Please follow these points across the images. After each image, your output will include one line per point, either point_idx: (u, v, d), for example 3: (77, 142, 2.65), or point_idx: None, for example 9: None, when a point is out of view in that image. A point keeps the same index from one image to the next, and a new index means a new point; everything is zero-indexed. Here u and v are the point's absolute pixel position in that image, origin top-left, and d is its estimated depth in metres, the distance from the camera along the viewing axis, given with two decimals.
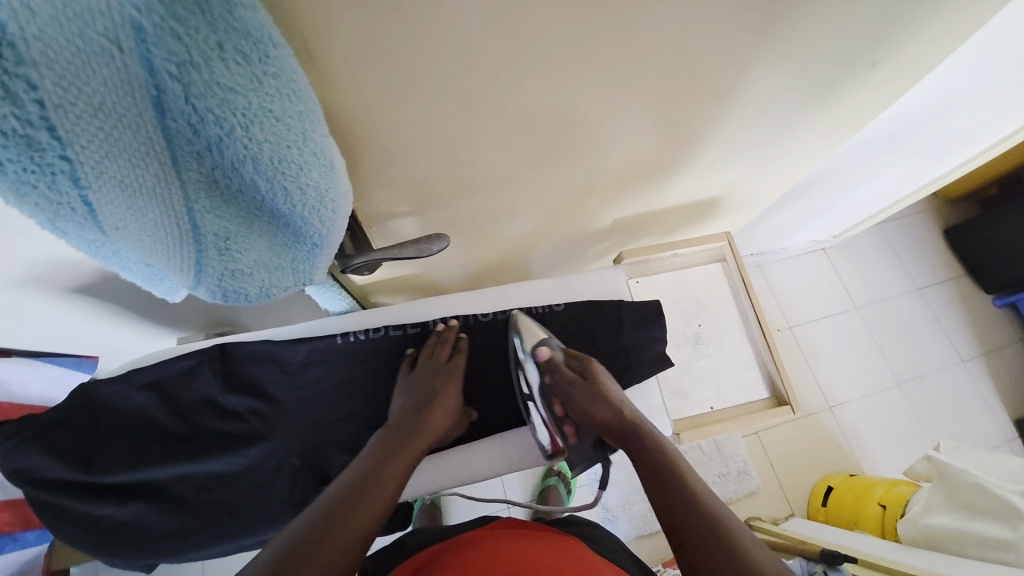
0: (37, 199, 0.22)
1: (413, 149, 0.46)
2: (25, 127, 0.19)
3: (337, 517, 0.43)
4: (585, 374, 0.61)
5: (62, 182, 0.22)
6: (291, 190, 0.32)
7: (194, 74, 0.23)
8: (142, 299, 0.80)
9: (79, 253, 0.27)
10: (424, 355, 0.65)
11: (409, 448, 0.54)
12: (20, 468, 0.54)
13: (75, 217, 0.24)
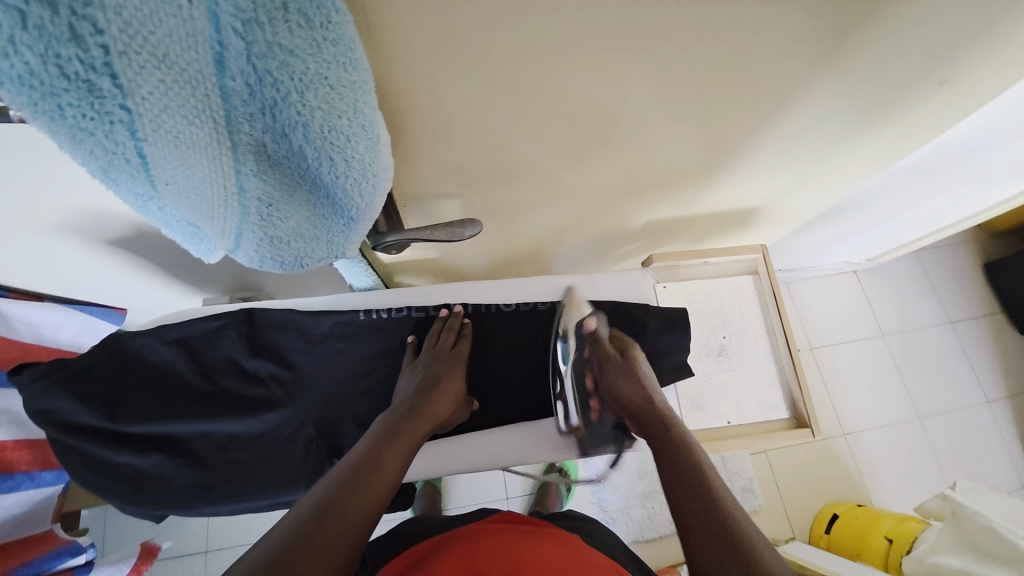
0: (93, 146, 0.22)
1: (455, 131, 0.45)
2: (87, 71, 0.19)
3: (338, 502, 0.43)
4: (625, 351, 0.63)
5: (119, 132, 0.22)
6: (338, 160, 0.33)
7: (258, 32, 0.24)
8: (174, 257, 0.81)
9: (126, 206, 0.27)
10: (429, 341, 0.65)
11: (409, 430, 0.54)
12: (51, 409, 0.56)
13: (128, 167, 0.24)
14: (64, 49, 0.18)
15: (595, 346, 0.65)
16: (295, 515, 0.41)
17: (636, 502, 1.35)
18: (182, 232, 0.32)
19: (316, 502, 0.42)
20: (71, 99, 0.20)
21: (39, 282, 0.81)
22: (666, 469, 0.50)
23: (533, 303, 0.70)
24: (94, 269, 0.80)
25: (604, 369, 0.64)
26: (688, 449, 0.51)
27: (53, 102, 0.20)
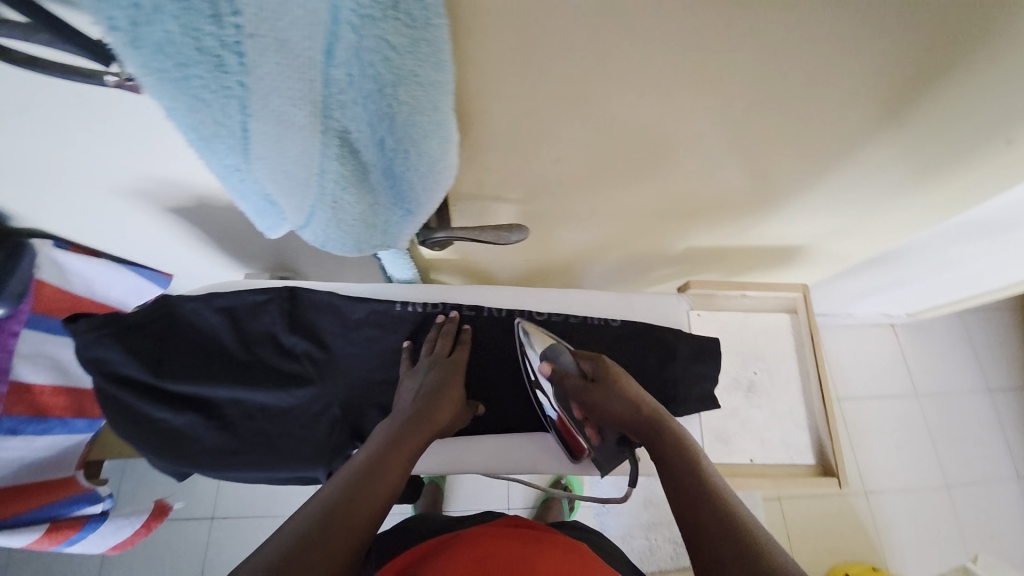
0: (206, 116, 0.24)
1: (516, 137, 0.47)
2: (220, 46, 0.22)
3: (341, 505, 0.44)
4: (599, 369, 0.60)
5: (231, 106, 0.24)
6: (410, 152, 0.34)
7: (370, 29, 0.25)
8: (225, 230, 0.86)
9: (213, 176, 0.29)
10: (425, 349, 0.65)
11: (412, 440, 0.54)
12: (101, 359, 0.60)
13: (230, 139, 0.26)
14: (205, 25, 0.21)
15: (566, 376, 0.61)
16: (296, 519, 0.42)
17: (639, 531, 1.32)
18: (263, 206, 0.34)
19: (318, 505, 0.44)
20: (198, 72, 0.23)
21: (101, 238, 0.87)
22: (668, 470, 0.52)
23: (568, 315, 0.68)
24: (152, 231, 0.85)
25: (590, 394, 0.60)
26: (693, 459, 0.52)
27: (182, 72, 0.22)
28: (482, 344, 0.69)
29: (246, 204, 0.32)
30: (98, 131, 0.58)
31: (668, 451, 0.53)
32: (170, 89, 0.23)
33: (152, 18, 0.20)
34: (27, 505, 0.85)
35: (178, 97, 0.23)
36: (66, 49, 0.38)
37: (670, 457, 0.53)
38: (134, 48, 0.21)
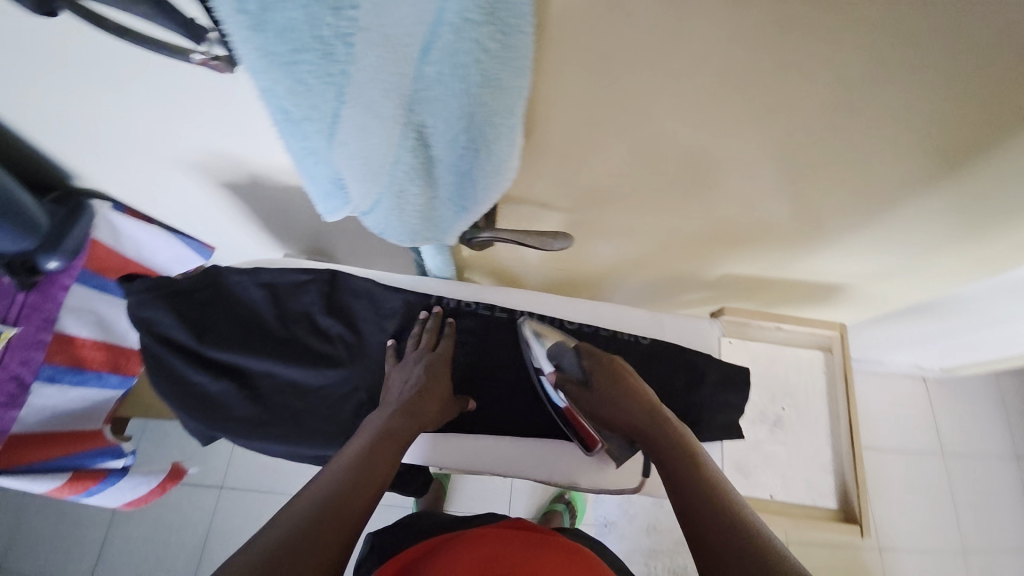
0: (305, 99, 0.26)
1: (574, 148, 0.48)
2: (331, 37, 0.24)
3: (332, 501, 0.45)
4: (600, 368, 0.60)
5: (329, 92, 0.26)
6: (475, 152, 0.36)
7: (468, 32, 0.26)
8: (272, 210, 0.89)
9: (290, 156, 0.31)
10: (410, 344, 0.65)
11: (399, 432, 0.55)
12: (150, 318, 0.63)
13: (320, 121, 0.28)
14: (324, 16, 0.23)
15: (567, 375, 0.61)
16: (287, 515, 0.42)
17: (639, 555, 1.30)
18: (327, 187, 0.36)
19: (311, 499, 0.44)
20: (308, 58, 0.24)
21: (155, 207, 0.91)
22: (674, 477, 0.50)
23: (598, 327, 0.69)
24: (205, 204, 0.89)
25: (591, 394, 0.59)
26: (697, 466, 0.51)
27: (293, 58, 0.24)
28: (507, 345, 0.70)
29: (313, 187, 0.33)
30: (172, 104, 0.61)
31: (674, 459, 0.52)
32: (278, 69, 0.25)
33: (280, 4, 0.22)
34: (51, 453, 0.85)
35: (284, 79, 0.25)
36: (161, 22, 0.41)
37: (672, 463, 0.52)
38: (257, 28, 0.23)
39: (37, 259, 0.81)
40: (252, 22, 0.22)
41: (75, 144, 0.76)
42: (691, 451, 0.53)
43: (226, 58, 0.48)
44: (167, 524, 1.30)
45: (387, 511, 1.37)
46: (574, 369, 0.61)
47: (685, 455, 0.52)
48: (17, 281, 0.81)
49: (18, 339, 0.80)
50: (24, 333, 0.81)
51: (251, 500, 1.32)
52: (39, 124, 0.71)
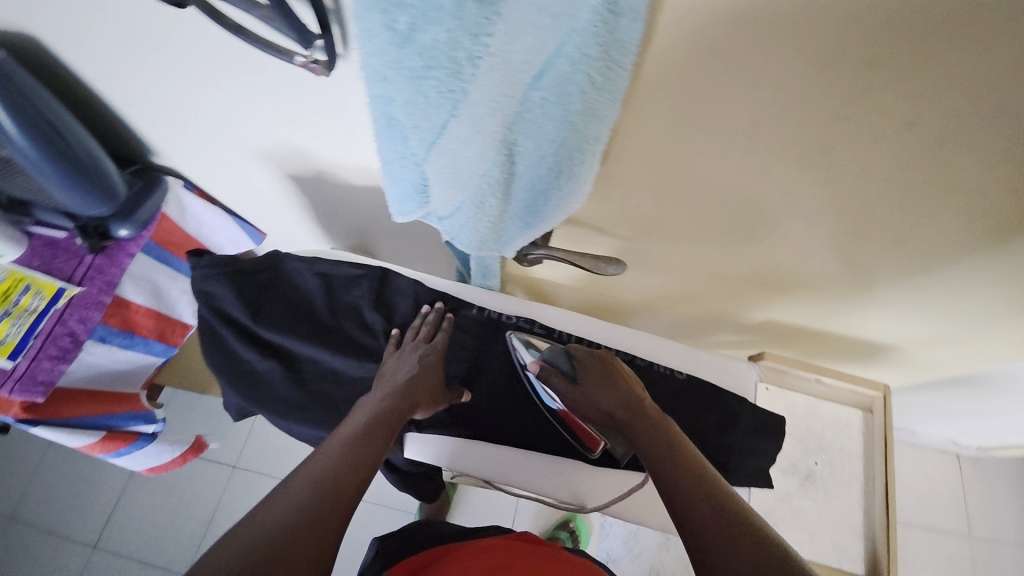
0: (420, 104, 0.29)
1: (640, 175, 0.50)
2: (460, 59, 0.26)
3: (327, 484, 0.46)
4: (588, 369, 0.61)
5: (445, 103, 0.29)
6: (556, 174, 0.38)
7: (581, 67, 0.27)
8: (328, 204, 0.94)
9: (387, 144, 0.35)
10: (408, 335, 0.66)
11: (390, 417, 0.56)
12: (210, 293, 0.66)
13: (428, 126, 0.31)
14: (463, 40, 0.25)
15: (554, 375, 0.63)
16: (279, 498, 0.44)
17: None
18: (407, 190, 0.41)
19: (305, 483, 0.46)
20: (437, 74, 0.27)
21: (220, 189, 0.97)
22: (664, 472, 0.49)
23: (636, 355, 0.69)
24: (267, 192, 0.94)
25: (580, 393, 0.60)
26: (687, 461, 0.49)
27: (425, 72, 0.27)
28: None
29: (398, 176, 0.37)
30: (260, 99, 0.66)
31: (661, 454, 0.51)
32: (407, 77, 0.27)
33: (428, 27, 0.25)
34: (91, 410, 0.87)
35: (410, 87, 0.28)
36: (278, 26, 0.46)
37: (661, 458, 0.50)
38: (402, 43, 0.25)
39: (110, 225, 0.85)
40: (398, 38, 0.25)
41: (162, 125, 0.82)
42: (678, 446, 0.51)
43: (323, 61, 0.52)
44: (180, 495, 1.36)
45: (389, 513, 1.37)
46: (561, 368, 0.63)
47: (672, 449, 0.51)
48: (89, 244, 0.85)
49: (79, 298, 0.85)
50: (87, 293, 0.85)
51: (259, 484, 1.35)
52: (135, 104, 0.78)
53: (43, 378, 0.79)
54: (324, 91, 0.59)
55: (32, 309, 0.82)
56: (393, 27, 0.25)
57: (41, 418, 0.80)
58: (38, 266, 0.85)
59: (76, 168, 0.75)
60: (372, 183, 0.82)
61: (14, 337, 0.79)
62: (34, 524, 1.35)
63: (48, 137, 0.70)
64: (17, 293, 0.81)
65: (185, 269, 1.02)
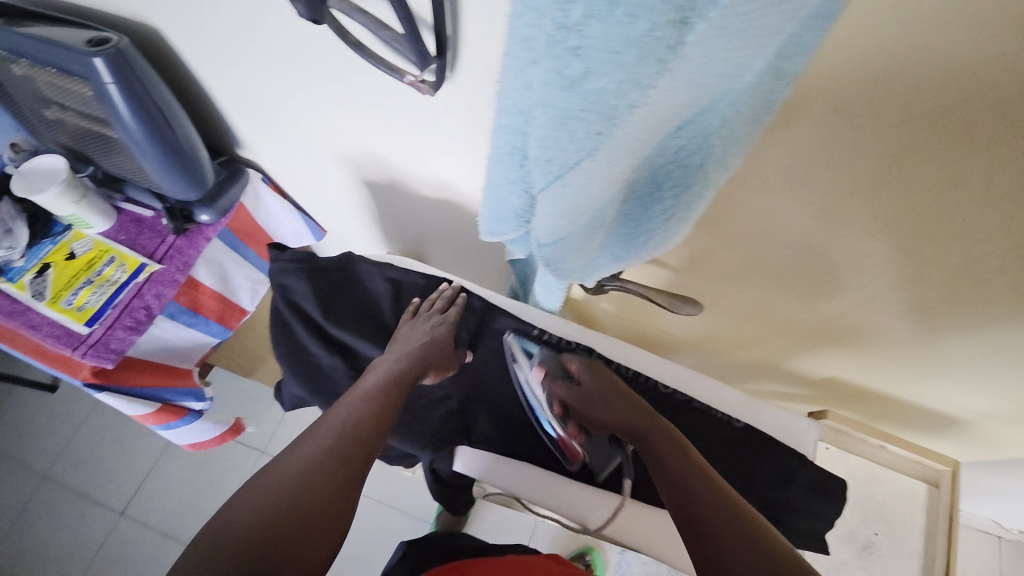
0: (561, 141, 0.30)
1: (728, 217, 0.51)
2: (617, 106, 0.27)
3: (332, 447, 0.53)
4: (587, 374, 0.65)
5: (587, 143, 0.30)
6: (664, 216, 0.38)
7: (728, 114, 0.28)
8: (393, 210, 0.97)
9: (506, 158, 0.37)
10: (425, 305, 0.70)
11: (395, 385, 0.61)
12: (285, 285, 0.69)
13: (562, 162, 0.32)
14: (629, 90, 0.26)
15: (554, 379, 0.65)
16: (281, 466, 0.51)
17: None
18: (506, 212, 0.44)
19: (312, 447, 0.53)
20: (590, 117, 0.28)
21: (294, 185, 1.02)
22: (670, 474, 0.53)
23: (695, 399, 0.67)
24: (338, 193, 0.99)
25: (577, 393, 0.64)
26: (690, 463, 0.54)
27: (579, 115, 0.28)
28: None
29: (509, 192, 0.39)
30: (355, 109, 0.69)
31: (665, 458, 0.55)
32: (555, 115, 0.29)
33: (597, 77, 0.25)
34: (151, 382, 0.91)
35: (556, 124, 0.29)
36: (399, 45, 0.48)
37: (668, 459, 0.55)
38: (564, 87, 0.26)
39: (193, 210, 0.91)
40: (560, 81, 0.26)
41: (252, 123, 0.86)
42: (679, 448, 0.56)
43: (430, 82, 0.55)
44: (207, 474, 1.41)
45: (406, 519, 1.37)
46: (559, 371, 0.66)
47: (677, 452, 0.55)
48: (173, 225, 0.90)
49: (158, 275, 0.89)
50: (166, 270, 0.89)
51: None
52: (235, 105, 0.83)
53: (115, 347, 0.83)
54: (421, 108, 0.62)
55: (114, 281, 0.87)
56: (562, 72, 0.26)
57: (107, 385, 0.84)
58: (124, 240, 0.90)
59: (174, 154, 0.79)
60: (442, 196, 0.84)
61: (93, 305, 0.84)
62: (69, 483, 1.41)
63: (156, 123, 0.74)
64: (103, 265, 0.87)
65: (249, 257, 1.06)
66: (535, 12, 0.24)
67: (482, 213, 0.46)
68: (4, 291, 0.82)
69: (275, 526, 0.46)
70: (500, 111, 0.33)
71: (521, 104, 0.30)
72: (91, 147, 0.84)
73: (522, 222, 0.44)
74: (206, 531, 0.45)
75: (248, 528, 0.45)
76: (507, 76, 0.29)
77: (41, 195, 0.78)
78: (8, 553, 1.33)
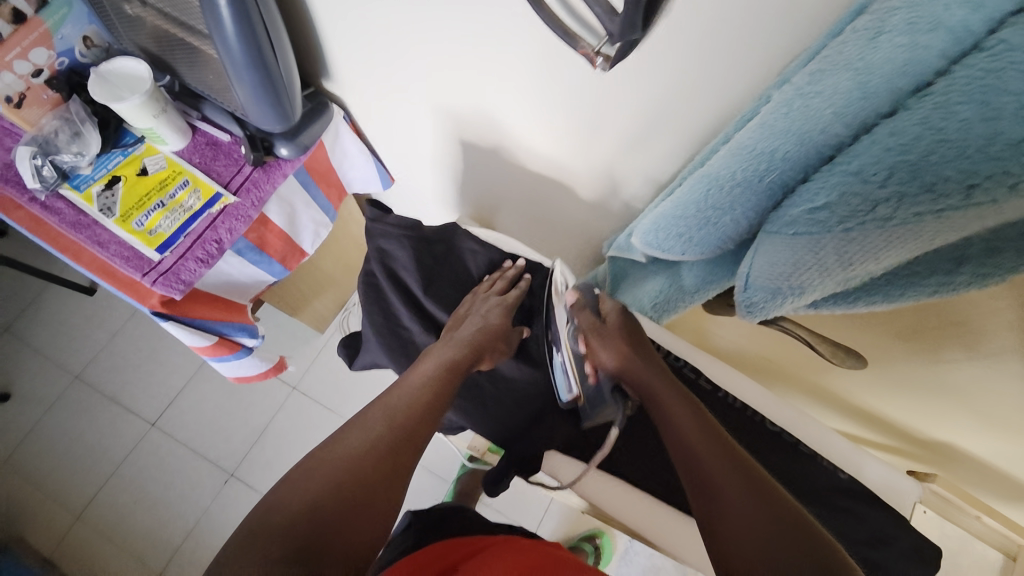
0: (889, 191, 0.26)
1: (941, 306, 0.47)
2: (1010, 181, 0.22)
3: (381, 436, 0.50)
4: (617, 314, 0.59)
5: (921, 205, 0.25)
6: (937, 287, 0.31)
7: None
8: (478, 178, 0.91)
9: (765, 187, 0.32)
10: (485, 285, 0.69)
11: (451, 370, 0.59)
12: (386, 251, 0.70)
13: (866, 213, 0.27)
14: None
15: (583, 309, 0.61)
16: (335, 448, 0.48)
17: None
18: (707, 239, 0.39)
19: (365, 433, 0.50)
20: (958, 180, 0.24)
21: (376, 130, 0.94)
22: (682, 436, 0.49)
23: (799, 441, 0.65)
24: (423, 147, 0.91)
25: (601, 332, 0.59)
26: (707, 427, 0.49)
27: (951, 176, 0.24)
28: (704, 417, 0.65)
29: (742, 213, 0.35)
30: (489, 66, 0.61)
31: (678, 420, 0.50)
32: (911, 165, 0.25)
33: None
34: (211, 314, 0.86)
35: (909, 174, 0.25)
36: (598, 16, 0.41)
37: (680, 419, 0.50)
38: (972, 142, 0.23)
39: (275, 141, 0.83)
40: (964, 131, 0.23)
41: (349, 58, 0.78)
42: (697, 413, 0.51)
43: (607, 56, 0.47)
44: (237, 401, 1.41)
45: (425, 475, 1.39)
46: (591, 305, 0.61)
47: (698, 418, 0.50)
48: (253, 155, 0.82)
49: (233, 208, 0.83)
50: (241, 205, 0.84)
51: (313, 412, 1.40)
52: (338, 37, 0.74)
53: (185, 279, 0.79)
54: (577, 80, 0.55)
55: (188, 207, 0.81)
56: (984, 127, 0.22)
57: (174, 314, 0.80)
58: (198, 163, 0.84)
59: (270, 82, 0.69)
60: (546, 175, 0.78)
61: (165, 230, 0.79)
62: (101, 387, 1.41)
63: (257, 47, 0.64)
64: (176, 188, 0.82)
65: (318, 198, 1.00)
66: (958, 61, 0.23)
67: (665, 223, 0.42)
68: (71, 200, 0.77)
69: (320, 511, 0.43)
70: (787, 148, 0.30)
71: (837, 144, 0.29)
72: (178, 57, 0.75)
73: (715, 248, 0.40)
74: (258, 513, 0.44)
75: (298, 509, 0.43)
76: (844, 110, 0.27)
77: (122, 104, 0.71)
78: (41, 444, 1.36)
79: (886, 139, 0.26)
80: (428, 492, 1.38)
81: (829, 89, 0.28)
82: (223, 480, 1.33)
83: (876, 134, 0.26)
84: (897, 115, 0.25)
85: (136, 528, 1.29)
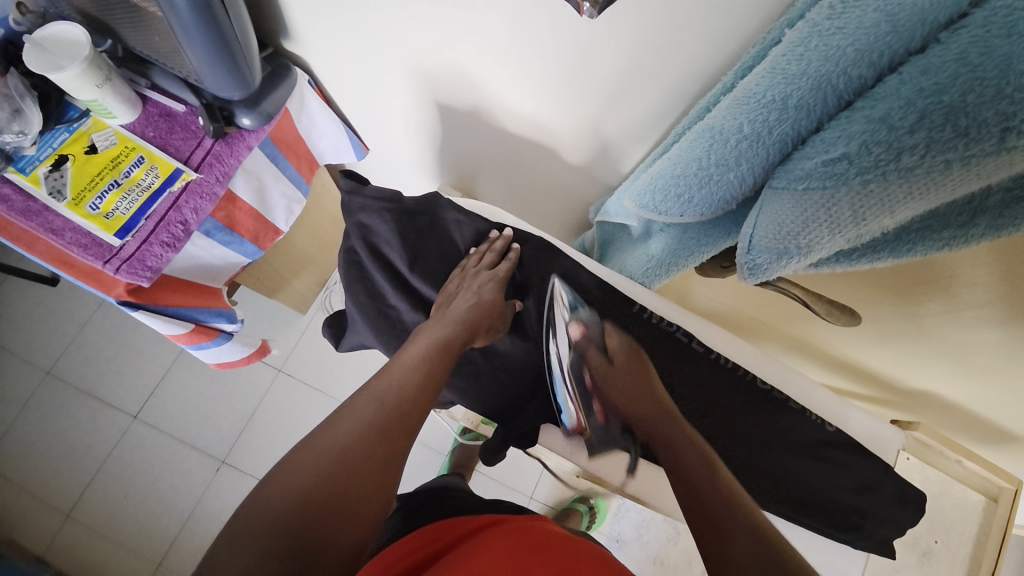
0: (915, 141, 0.25)
1: (926, 262, 0.46)
2: None
3: (374, 422, 0.48)
4: (622, 352, 0.64)
5: (949, 153, 0.24)
6: (950, 239, 0.30)
7: None
8: (457, 146, 0.87)
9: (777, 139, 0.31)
10: (473, 258, 0.67)
11: (446, 350, 0.58)
12: (367, 226, 0.67)
13: (888, 164, 0.26)
14: None
15: (589, 344, 0.64)
16: (328, 434, 0.47)
17: None
18: (708, 198, 0.38)
19: (358, 418, 0.48)
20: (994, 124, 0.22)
21: (346, 94, 0.88)
22: (688, 477, 0.52)
23: (790, 399, 0.65)
24: (396, 112, 0.86)
25: (609, 369, 0.63)
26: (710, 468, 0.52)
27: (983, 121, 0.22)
28: (693, 376, 0.65)
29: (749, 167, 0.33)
30: (467, 20, 0.56)
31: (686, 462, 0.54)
32: (945, 109, 0.23)
33: None
34: (183, 301, 0.82)
35: (942, 119, 0.23)
36: None
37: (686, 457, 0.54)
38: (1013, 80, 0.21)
39: (235, 110, 0.77)
40: (1005, 67, 0.21)
41: (309, 13, 0.71)
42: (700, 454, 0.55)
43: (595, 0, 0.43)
44: (221, 387, 1.38)
45: (419, 449, 1.40)
46: (597, 341, 0.65)
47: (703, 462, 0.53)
48: (213, 127, 0.76)
49: (196, 184, 0.77)
50: (204, 180, 0.78)
51: (301, 394, 1.38)
52: None
53: (152, 264, 0.74)
54: (565, 31, 0.51)
55: (146, 186, 0.75)
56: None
57: (143, 303, 0.76)
58: (154, 137, 0.78)
59: (224, 43, 0.63)
60: (530, 139, 0.74)
61: (124, 213, 0.74)
62: (76, 381, 1.36)
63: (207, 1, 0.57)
64: (131, 166, 0.75)
65: (288, 171, 0.94)
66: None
67: (660, 181, 0.40)
68: (17, 184, 0.71)
69: (312, 504, 0.42)
70: (802, 94, 0.29)
71: (857, 87, 0.27)
72: (118, 18, 0.67)
73: (715, 207, 0.39)
74: (246, 505, 0.42)
75: (288, 502, 0.41)
76: (869, 49, 0.25)
77: (59, 73, 0.64)
78: (19, 444, 1.31)
79: (917, 79, 0.24)
80: (423, 466, 1.39)
81: (852, 25, 0.26)
82: (215, 468, 1.32)
83: (904, 73, 0.24)
84: (928, 51, 0.24)
85: (130, 521, 1.27)
